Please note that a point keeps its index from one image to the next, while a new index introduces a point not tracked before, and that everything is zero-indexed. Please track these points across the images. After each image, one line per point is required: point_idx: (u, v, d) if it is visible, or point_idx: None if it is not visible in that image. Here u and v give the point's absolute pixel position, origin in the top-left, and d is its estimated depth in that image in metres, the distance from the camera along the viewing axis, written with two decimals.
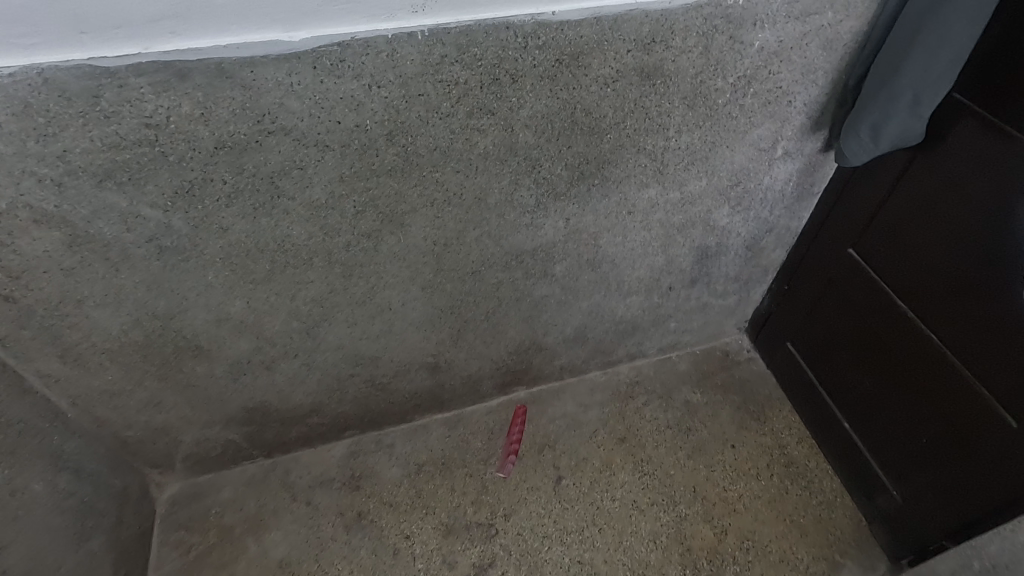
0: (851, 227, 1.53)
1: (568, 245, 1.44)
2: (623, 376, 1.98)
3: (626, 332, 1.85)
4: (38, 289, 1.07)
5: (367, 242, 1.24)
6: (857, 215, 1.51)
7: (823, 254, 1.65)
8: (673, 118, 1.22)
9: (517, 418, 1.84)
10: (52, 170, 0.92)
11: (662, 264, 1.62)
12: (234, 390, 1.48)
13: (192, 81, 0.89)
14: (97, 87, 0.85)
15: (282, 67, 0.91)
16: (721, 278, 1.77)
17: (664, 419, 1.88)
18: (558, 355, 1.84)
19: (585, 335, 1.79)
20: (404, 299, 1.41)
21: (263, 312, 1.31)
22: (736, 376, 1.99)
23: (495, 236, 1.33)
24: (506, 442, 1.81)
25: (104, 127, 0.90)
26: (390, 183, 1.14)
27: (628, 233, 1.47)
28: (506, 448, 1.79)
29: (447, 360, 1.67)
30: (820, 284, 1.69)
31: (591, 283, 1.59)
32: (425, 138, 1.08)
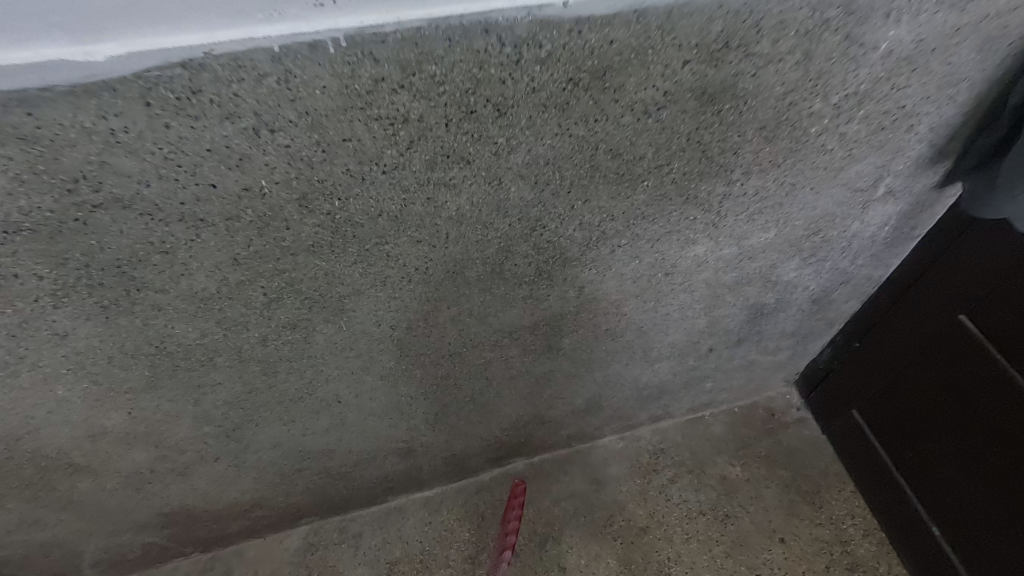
0: (965, 288, 1.14)
1: (581, 316, 1.05)
2: (644, 442, 1.62)
3: (652, 396, 1.48)
4: None
5: (293, 334, 0.86)
6: (975, 274, 1.11)
7: (915, 314, 1.26)
8: (741, 156, 0.82)
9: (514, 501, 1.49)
10: None
11: (703, 327, 1.24)
12: (140, 500, 1.13)
13: None
14: None
15: (87, 107, 0.52)
16: (774, 336, 1.39)
17: (695, 501, 1.52)
18: (566, 426, 1.48)
19: (599, 404, 1.42)
20: (357, 389, 1.04)
21: (158, 421, 0.94)
22: (784, 443, 1.62)
23: (479, 314, 0.96)
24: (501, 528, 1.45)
25: None
26: (318, 261, 0.75)
27: (663, 298, 1.08)
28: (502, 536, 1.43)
29: (424, 443, 1.31)
30: (908, 351, 1.30)
31: (610, 353, 1.21)
32: (362, 202, 0.70)
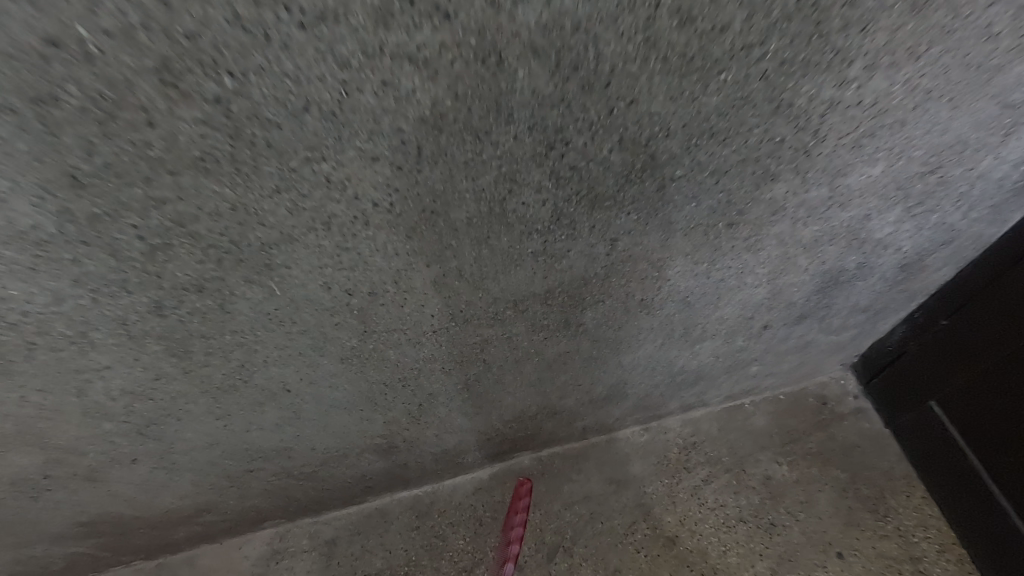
0: None
1: (610, 281, 0.79)
2: (672, 436, 1.38)
3: (686, 382, 1.23)
4: None
5: (204, 299, 0.60)
6: None
7: None
8: (869, 36, 0.54)
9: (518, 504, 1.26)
10: None
11: (762, 298, 0.97)
12: (44, 510, 0.89)
13: None
14: None
15: None
16: (843, 311, 1.12)
17: (734, 506, 1.27)
18: (581, 417, 1.23)
19: (623, 392, 1.17)
20: (309, 376, 0.79)
21: (34, 418, 0.69)
22: (839, 438, 1.36)
23: (471, 276, 0.69)
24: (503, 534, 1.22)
25: None
26: (218, 188, 0.49)
27: (718, 258, 0.82)
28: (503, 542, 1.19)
29: (408, 438, 1.06)
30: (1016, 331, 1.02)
31: (642, 332, 0.95)
32: (274, 84, 0.43)
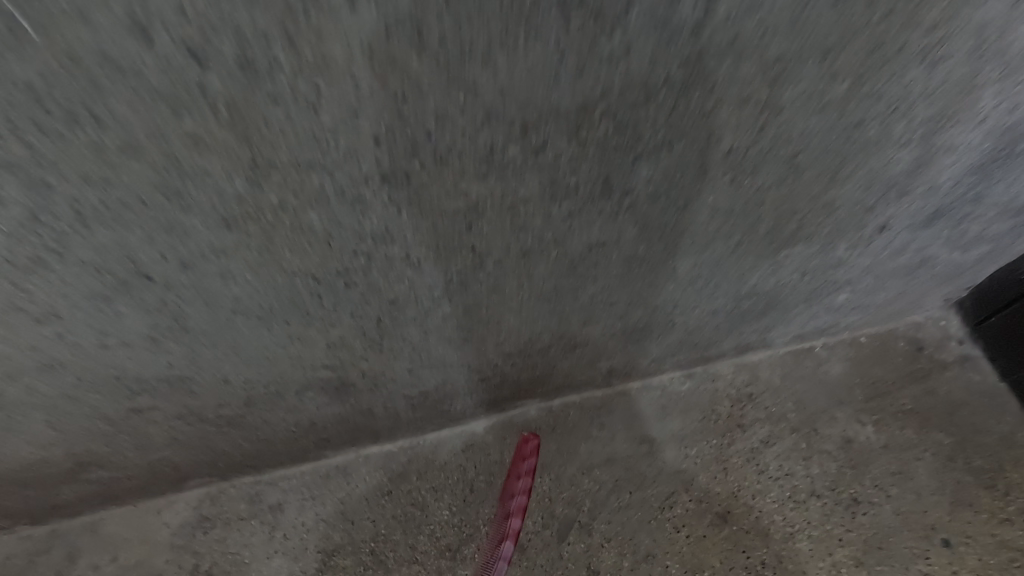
0: None
1: (687, 100, 0.46)
2: (722, 385, 1.07)
3: (750, 313, 0.91)
4: None
5: None
6: None
7: None
8: None
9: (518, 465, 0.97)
10: None
11: (900, 172, 0.64)
12: None
13: None
14: None
15: None
16: (991, 210, 0.78)
17: (804, 477, 0.97)
18: (608, 355, 0.92)
19: (668, 320, 0.85)
20: (174, 248, 0.47)
21: None
22: (941, 393, 1.05)
23: (444, 48, 0.37)
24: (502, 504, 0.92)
25: None
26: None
27: (868, 72, 0.48)
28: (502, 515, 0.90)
29: (367, 372, 0.76)
30: None
31: (713, 216, 0.63)
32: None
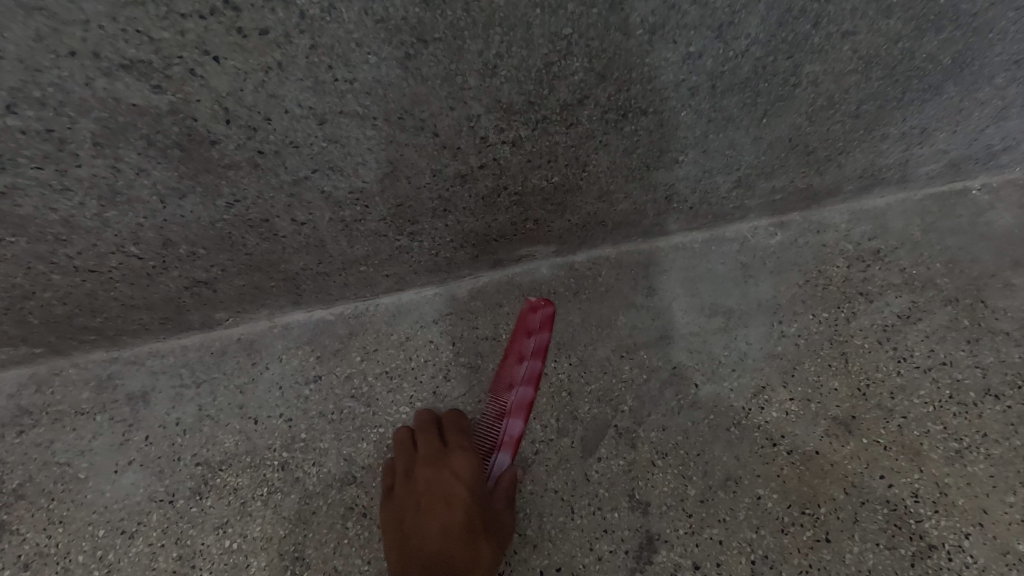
0: None
1: None
2: (834, 237, 0.69)
3: (918, 80, 0.53)
4: None
5: None
6: None
7: None
8: None
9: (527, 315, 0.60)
10: None
11: None
12: None
13: None
14: None
15: None
16: None
17: (971, 368, 0.61)
18: (674, 151, 0.55)
19: (795, 64, 0.47)
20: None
21: None
22: None
23: None
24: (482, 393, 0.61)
25: None
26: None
27: None
28: (485, 413, 0.58)
29: (232, 106, 0.39)
30: None
31: None
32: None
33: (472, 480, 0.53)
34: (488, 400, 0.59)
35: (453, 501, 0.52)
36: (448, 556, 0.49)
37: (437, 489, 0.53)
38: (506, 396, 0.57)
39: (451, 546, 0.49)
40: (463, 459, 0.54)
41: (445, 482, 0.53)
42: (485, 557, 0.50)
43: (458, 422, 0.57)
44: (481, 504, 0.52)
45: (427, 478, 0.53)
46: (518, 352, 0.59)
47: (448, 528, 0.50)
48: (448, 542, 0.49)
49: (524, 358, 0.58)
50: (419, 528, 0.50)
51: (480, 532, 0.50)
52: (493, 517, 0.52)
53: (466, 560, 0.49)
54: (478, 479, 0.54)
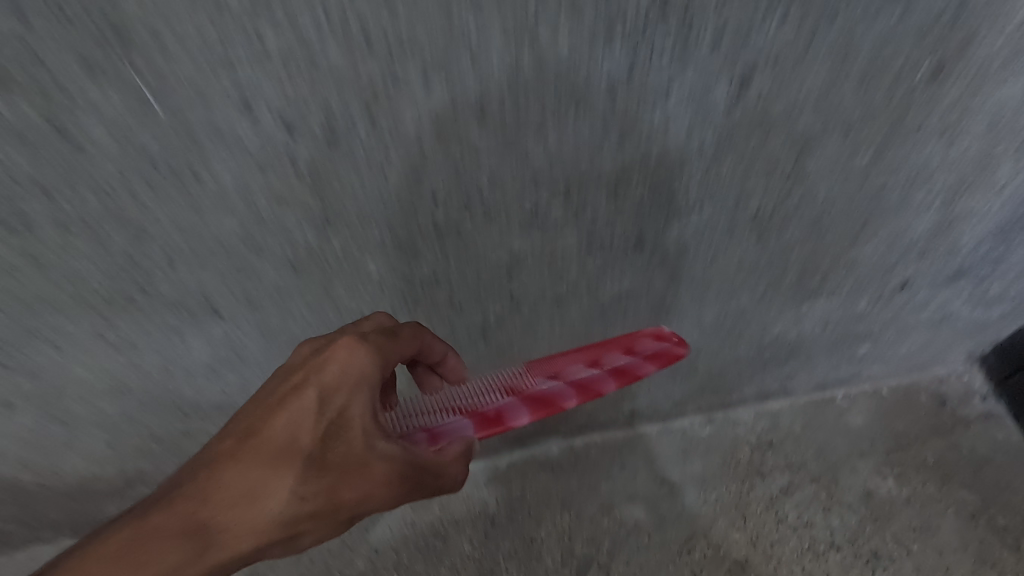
0: None
1: (721, 171, 0.50)
2: (743, 430, 1.07)
3: (771, 362, 0.93)
4: None
5: (16, 110, 0.33)
6: None
7: None
8: None
9: (627, 340, 0.64)
10: None
11: (922, 233, 0.66)
12: None
13: None
14: None
15: None
16: (1017, 273, 0.80)
17: (823, 528, 0.97)
18: (632, 395, 0.94)
19: (691, 364, 0.88)
20: (201, 259, 0.47)
21: None
22: (964, 449, 1.05)
23: (503, 129, 0.41)
24: (517, 368, 0.62)
25: None
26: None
27: (890, 147, 0.51)
28: (513, 374, 0.60)
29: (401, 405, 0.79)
30: None
31: (736, 270, 0.65)
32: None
33: (329, 392, 0.45)
34: (520, 371, 0.60)
35: (292, 440, 0.45)
36: (245, 472, 0.45)
37: (294, 382, 0.46)
38: (542, 379, 0.58)
39: (258, 465, 0.45)
40: (342, 350, 0.45)
41: (304, 400, 0.45)
42: (282, 491, 0.45)
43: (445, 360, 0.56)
44: (308, 453, 0.45)
45: (295, 382, 0.46)
46: (590, 357, 0.60)
47: (257, 436, 0.45)
48: (252, 465, 0.45)
49: (594, 367, 0.58)
50: (253, 421, 0.46)
51: (290, 464, 0.45)
52: (332, 450, 0.45)
53: (259, 489, 0.45)
54: (352, 398, 0.45)
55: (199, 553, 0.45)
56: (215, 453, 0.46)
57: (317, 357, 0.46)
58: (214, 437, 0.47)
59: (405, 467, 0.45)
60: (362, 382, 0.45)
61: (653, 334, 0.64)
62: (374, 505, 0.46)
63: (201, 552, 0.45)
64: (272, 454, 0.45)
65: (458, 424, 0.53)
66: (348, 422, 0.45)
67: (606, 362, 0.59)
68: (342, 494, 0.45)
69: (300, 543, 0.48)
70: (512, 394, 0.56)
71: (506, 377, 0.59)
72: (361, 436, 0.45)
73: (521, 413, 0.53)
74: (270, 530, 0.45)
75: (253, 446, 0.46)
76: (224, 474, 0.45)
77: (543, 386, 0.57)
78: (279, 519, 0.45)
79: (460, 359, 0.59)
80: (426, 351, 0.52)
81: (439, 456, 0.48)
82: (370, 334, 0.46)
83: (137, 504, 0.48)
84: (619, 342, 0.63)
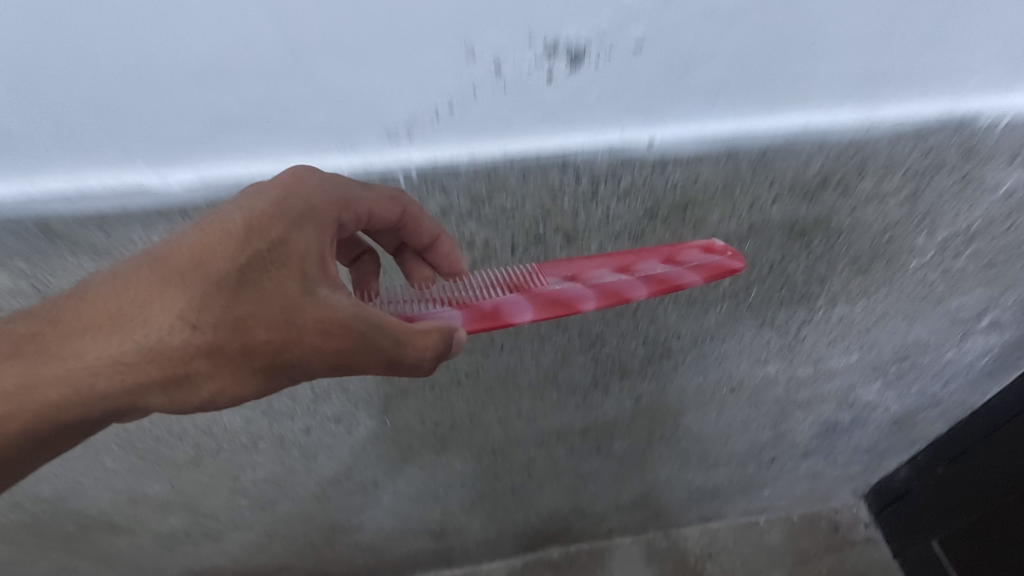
0: None
1: (636, 423, 0.99)
2: (690, 543, 1.51)
3: (701, 499, 1.38)
4: None
5: (337, 426, 0.83)
6: None
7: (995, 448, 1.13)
8: (828, 285, 0.74)
9: (676, 253, 0.59)
10: None
11: (768, 437, 1.14)
12: (170, 559, 1.12)
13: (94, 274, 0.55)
14: None
15: None
16: (848, 450, 1.27)
17: None
18: (608, 519, 1.40)
19: (644, 501, 1.34)
20: (379, 465, 0.96)
21: (196, 492, 0.92)
22: (847, 563, 1.48)
23: (527, 416, 0.91)
24: (537, 260, 0.61)
25: None
26: None
27: (725, 411, 1.01)
28: (526, 271, 0.59)
29: (457, 525, 1.25)
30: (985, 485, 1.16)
31: (659, 456, 1.14)
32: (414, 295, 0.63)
33: (256, 236, 0.48)
34: (535, 266, 0.59)
35: (217, 234, 0.48)
36: (147, 275, 0.47)
37: (229, 205, 0.48)
38: (553, 279, 0.58)
39: (159, 282, 0.47)
40: (285, 179, 0.48)
41: (229, 213, 0.48)
42: (183, 306, 0.48)
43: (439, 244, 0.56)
44: (232, 275, 0.48)
45: (230, 205, 0.48)
46: (624, 264, 0.59)
47: (188, 226, 0.49)
48: (168, 258, 0.48)
49: (624, 272, 0.57)
50: (175, 238, 0.49)
51: (196, 290, 0.48)
52: (254, 276, 0.49)
53: (161, 305, 0.48)
54: (294, 232, 0.49)
55: (55, 379, 0.48)
56: (123, 266, 0.48)
57: (254, 192, 0.48)
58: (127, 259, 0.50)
59: (339, 316, 0.49)
60: (306, 231, 0.50)
61: (664, 257, 0.58)
62: (301, 352, 0.49)
63: (59, 377, 0.47)
64: (179, 272, 0.48)
65: (449, 315, 0.56)
66: (282, 257, 0.49)
67: (637, 270, 0.58)
68: (258, 334, 0.49)
69: (195, 391, 0.50)
70: (515, 289, 0.57)
71: (516, 272, 0.59)
72: (300, 284, 0.49)
73: (524, 310, 0.55)
74: (157, 359, 0.48)
75: (157, 271, 0.48)
76: (114, 286, 0.48)
77: (558, 286, 0.57)
78: (177, 355, 0.48)
79: (454, 239, 0.59)
80: (407, 225, 0.53)
81: (407, 327, 0.52)
82: (322, 174, 0.49)
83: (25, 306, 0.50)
84: (661, 250, 0.59)
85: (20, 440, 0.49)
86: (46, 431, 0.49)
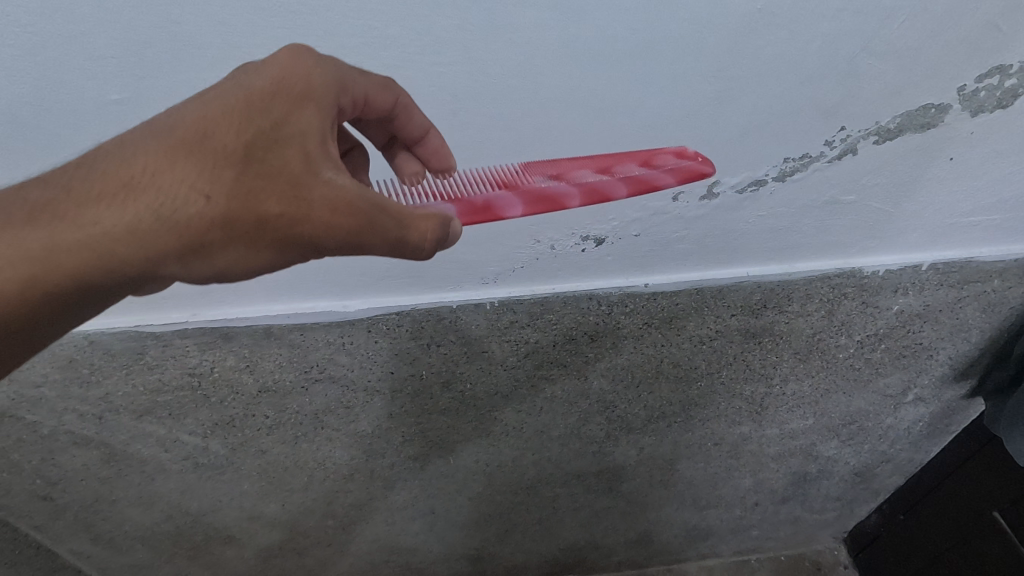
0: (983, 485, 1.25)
1: (640, 468, 1.25)
2: None
3: (698, 537, 1.61)
4: (82, 483, 1.03)
5: (414, 463, 1.11)
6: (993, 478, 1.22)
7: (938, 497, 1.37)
8: (779, 368, 1.02)
9: (646, 154, 0.64)
10: (135, 406, 0.89)
11: (750, 484, 1.38)
12: (260, 568, 1.38)
13: (286, 356, 0.85)
14: (210, 339, 0.81)
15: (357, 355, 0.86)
16: (821, 498, 1.50)
17: None
18: (617, 552, 1.63)
19: (649, 537, 1.57)
20: (438, 496, 1.23)
21: (298, 512, 1.19)
22: None
23: (556, 460, 1.18)
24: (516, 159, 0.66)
25: (172, 378, 0.85)
26: (442, 404, 0.98)
27: (711, 460, 1.26)
28: (511, 169, 0.65)
29: (491, 551, 1.50)
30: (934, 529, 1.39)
31: (660, 497, 1.38)
32: (485, 371, 0.92)
33: (258, 109, 0.51)
34: (518, 166, 0.65)
35: (224, 107, 0.51)
36: (156, 142, 0.50)
37: (235, 79, 0.52)
38: (538, 179, 0.63)
39: (167, 150, 0.50)
40: (284, 56, 0.51)
41: (232, 90, 0.51)
42: (187, 174, 0.50)
43: (428, 138, 0.60)
44: (236, 146, 0.51)
45: (235, 80, 0.52)
46: (603, 165, 0.64)
47: (194, 103, 0.52)
48: (176, 130, 0.51)
49: (602, 173, 0.63)
50: (183, 110, 0.52)
51: (201, 159, 0.50)
52: (257, 148, 0.51)
53: (167, 171, 0.50)
54: (298, 110, 0.51)
55: (68, 241, 0.50)
56: (133, 137, 0.51)
57: (256, 69, 0.51)
58: (132, 136, 0.52)
59: (345, 194, 0.51)
60: (302, 109, 0.52)
61: (640, 160, 0.64)
62: (313, 227, 0.51)
63: (79, 243, 0.50)
64: (186, 145, 0.50)
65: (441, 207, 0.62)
66: (284, 134, 0.51)
67: (616, 171, 0.63)
68: (267, 207, 0.50)
69: (209, 261, 0.52)
70: (503, 186, 0.63)
71: (500, 168, 0.65)
72: (302, 159, 0.51)
73: (514, 206, 0.62)
74: (164, 227, 0.50)
75: (167, 143, 0.50)
76: (124, 156, 0.50)
77: (543, 184, 0.63)
78: (186, 224, 0.50)
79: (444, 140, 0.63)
80: (399, 118, 0.58)
81: (409, 212, 0.54)
82: (326, 57, 0.52)
83: (39, 181, 0.53)
84: (635, 154, 0.65)
85: (39, 301, 0.52)
86: (65, 298, 0.52)
